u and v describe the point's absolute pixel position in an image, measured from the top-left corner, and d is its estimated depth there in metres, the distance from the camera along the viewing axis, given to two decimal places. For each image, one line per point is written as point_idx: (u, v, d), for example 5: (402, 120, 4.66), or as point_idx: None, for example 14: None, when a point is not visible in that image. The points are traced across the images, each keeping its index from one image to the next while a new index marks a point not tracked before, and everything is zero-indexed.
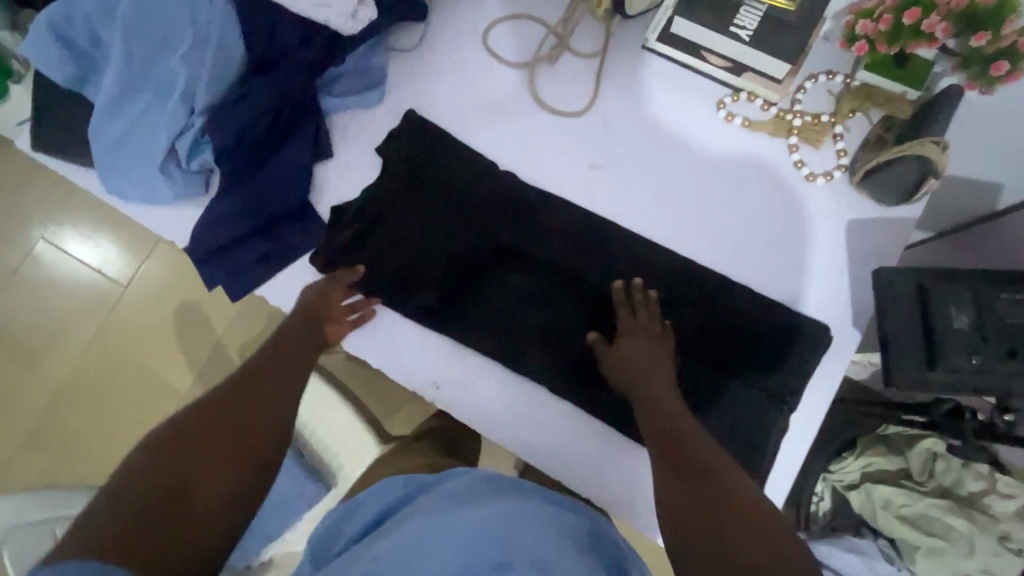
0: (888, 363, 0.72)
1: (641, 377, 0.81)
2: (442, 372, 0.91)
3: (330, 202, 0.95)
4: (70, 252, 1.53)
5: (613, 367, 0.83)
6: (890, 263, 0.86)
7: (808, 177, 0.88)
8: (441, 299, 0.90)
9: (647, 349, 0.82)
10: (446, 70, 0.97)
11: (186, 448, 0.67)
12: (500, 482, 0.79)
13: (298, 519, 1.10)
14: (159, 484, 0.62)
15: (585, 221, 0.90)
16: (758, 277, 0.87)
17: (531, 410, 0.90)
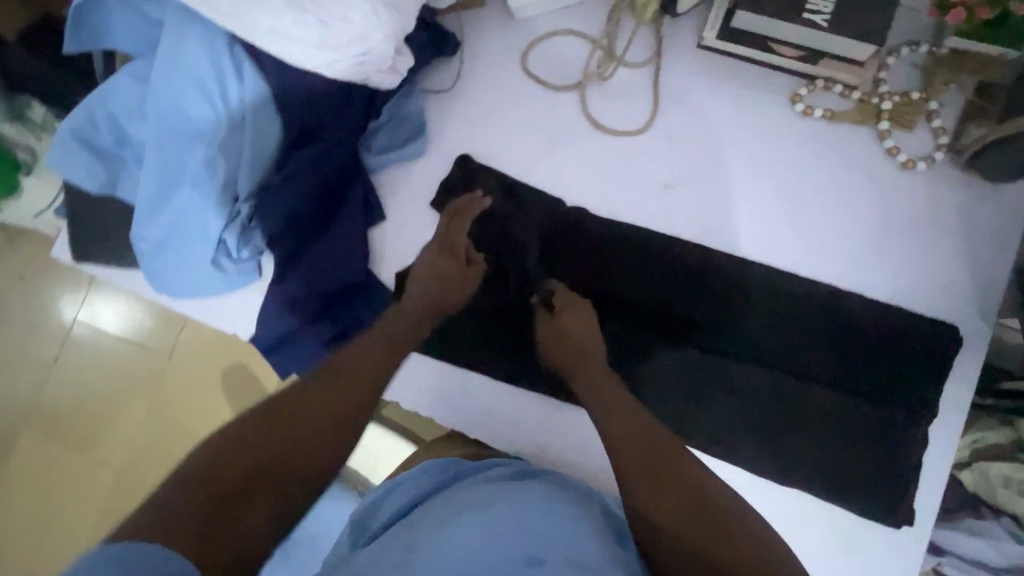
0: None
1: (579, 362, 0.73)
2: (542, 432, 0.84)
3: (391, 267, 0.89)
4: (105, 334, 1.38)
5: (559, 336, 0.76)
6: (1017, 246, 0.77)
7: (906, 165, 0.80)
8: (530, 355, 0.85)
9: (580, 330, 0.76)
10: (488, 105, 0.90)
11: (257, 435, 0.55)
12: (565, 477, 0.72)
13: None
14: (223, 474, 0.51)
15: (668, 247, 0.84)
16: (867, 281, 0.80)
17: None
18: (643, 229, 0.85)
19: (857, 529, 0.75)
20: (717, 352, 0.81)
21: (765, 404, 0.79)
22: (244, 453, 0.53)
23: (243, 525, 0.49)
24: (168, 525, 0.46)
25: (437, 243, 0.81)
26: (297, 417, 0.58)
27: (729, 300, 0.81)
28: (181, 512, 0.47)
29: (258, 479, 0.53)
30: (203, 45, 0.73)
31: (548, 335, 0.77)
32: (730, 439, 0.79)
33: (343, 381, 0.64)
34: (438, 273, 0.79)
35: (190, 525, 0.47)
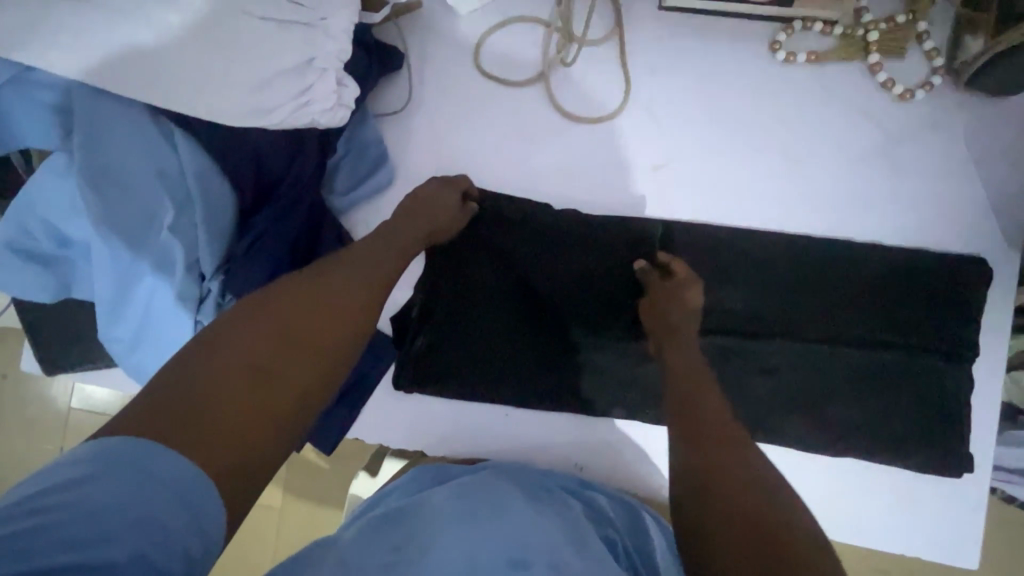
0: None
1: (677, 333, 0.69)
2: (579, 451, 0.81)
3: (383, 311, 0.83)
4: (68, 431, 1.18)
5: (666, 292, 0.72)
6: None
7: (903, 97, 0.75)
8: (554, 378, 0.80)
9: (682, 308, 0.71)
10: (449, 115, 0.83)
11: (272, 324, 0.54)
12: (545, 474, 0.73)
13: None
14: (236, 360, 0.50)
15: (669, 232, 0.78)
16: (884, 227, 0.76)
17: None
18: (640, 219, 0.79)
19: (913, 482, 0.74)
20: (744, 334, 0.76)
21: (801, 375, 0.75)
22: (261, 345, 0.52)
23: (262, 413, 0.48)
24: (172, 416, 0.44)
25: (435, 187, 0.76)
26: (312, 315, 0.56)
27: (743, 277, 0.77)
28: (190, 402, 0.46)
29: (275, 366, 0.51)
30: (124, 121, 0.66)
31: (652, 317, 0.72)
32: (772, 418, 0.76)
33: (331, 282, 0.60)
34: (432, 204, 0.74)
35: (204, 413, 0.45)
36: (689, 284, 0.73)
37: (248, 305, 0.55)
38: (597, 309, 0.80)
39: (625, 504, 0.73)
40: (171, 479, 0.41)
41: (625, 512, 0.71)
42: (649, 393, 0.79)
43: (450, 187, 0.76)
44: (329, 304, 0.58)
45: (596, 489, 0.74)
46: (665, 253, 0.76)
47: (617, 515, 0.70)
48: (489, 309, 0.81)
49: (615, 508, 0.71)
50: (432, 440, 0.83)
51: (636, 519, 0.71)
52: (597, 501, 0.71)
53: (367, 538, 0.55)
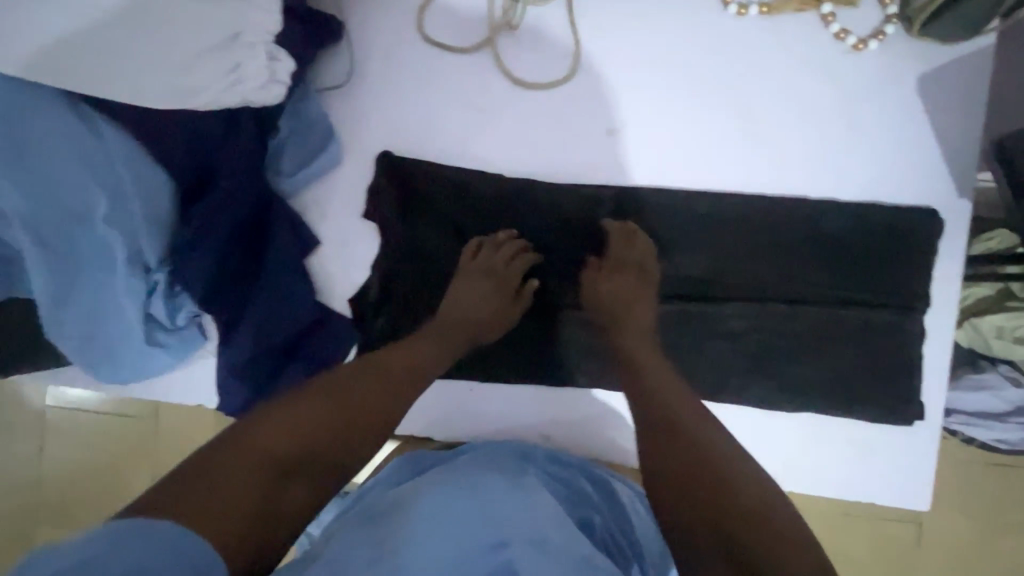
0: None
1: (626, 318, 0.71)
2: (548, 419, 0.80)
3: (341, 294, 0.81)
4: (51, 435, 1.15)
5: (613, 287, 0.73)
6: (981, 109, 0.72)
7: (856, 47, 0.73)
8: (522, 348, 0.80)
9: (638, 289, 0.73)
10: (395, 86, 0.79)
11: (305, 422, 0.56)
12: (528, 452, 0.71)
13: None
14: (261, 453, 0.52)
15: (625, 198, 0.77)
16: (842, 184, 0.75)
17: None
18: (598, 188, 0.77)
19: (872, 430, 0.75)
20: (705, 297, 0.76)
21: (761, 335, 0.76)
22: (290, 433, 0.55)
23: (278, 509, 0.50)
24: (196, 499, 0.47)
25: (474, 268, 0.76)
26: (340, 410, 0.58)
27: (702, 240, 0.76)
28: (213, 487, 0.48)
29: (298, 462, 0.53)
30: (42, 110, 0.62)
31: (608, 290, 0.73)
32: (734, 378, 0.76)
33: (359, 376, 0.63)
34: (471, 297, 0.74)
35: (222, 504, 0.47)
36: (633, 259, 0.74)
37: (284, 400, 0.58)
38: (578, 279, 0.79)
39: (603, 479, 0.71)
40: (181, 552, 0.43)
41: (603, 487, 0.71)
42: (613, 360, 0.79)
43: (491, 264, 0.75)
44: (358, 398, 0.60)
45: (576, 463, 0.72)
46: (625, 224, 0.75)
47: (596, 491, 0.70)
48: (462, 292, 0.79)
49: (594, 483, 0.71)
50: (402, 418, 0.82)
51: (611, 498, 0.70)
52: (579, 478, 0.70)
53: (355, 527, 0.52)
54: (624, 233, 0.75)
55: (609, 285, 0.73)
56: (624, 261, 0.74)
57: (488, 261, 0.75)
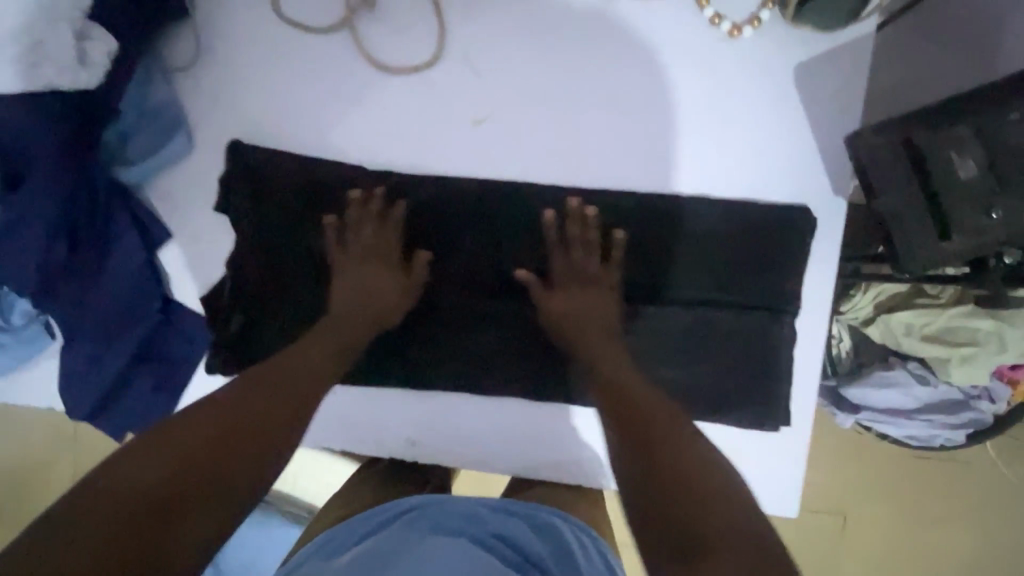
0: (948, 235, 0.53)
1: (583, 341, 0.68)
2: (412, 426, 0.78)
3: (195, 291, 0.77)
4: None
5: (554, 308, 0.70)
6: (858, 101, 0.69)
7: (731, 34, 0.69)
8: (389, 349, 0.77)
9: (597, 296, 0.70)
10: (245, 69, 0.73)
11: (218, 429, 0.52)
12: (483, 509, 0.68)
13: None
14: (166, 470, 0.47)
15: (488, 193, 0.73)
16: (714, 180, 0.71)
17: (531, 427, 0.77)
18: (459, 180, 0.73)
19: (738, 436, 0.73)
20: None
21: (629, 338, 0.73)
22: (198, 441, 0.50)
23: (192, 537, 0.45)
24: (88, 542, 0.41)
25: (349, 256, 0.73)
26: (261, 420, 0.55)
27: (571, 237, 0.73)
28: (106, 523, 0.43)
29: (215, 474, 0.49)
30: None
31: (564, 300, 0.70)
32: None
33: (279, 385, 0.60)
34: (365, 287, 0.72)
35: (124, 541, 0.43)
36: (586, 259, 0.71)
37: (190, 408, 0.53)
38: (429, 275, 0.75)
39: (555, 533, 0.66)
40: None
41: (557, 543, 0.64)
42: (474, 366, 0.76)
43: (359, 248, 0.73)
44: (278, 406, 0.57)
45: (531, 517, 0.68)
46: (574, 205, 0.71)
47: (549, 548, 0.64)
48: (319, 279, 0.75)
49: (548, 542, 0.65)
50: None
51: (562, 545, 0.65)
52: (532, 538, 0.65)
53: None
54: (581, 233, 0.71)
55: (567, 297, 0.71)
56: (574, 267, 0.71)
57: (382, 270, 0.73)
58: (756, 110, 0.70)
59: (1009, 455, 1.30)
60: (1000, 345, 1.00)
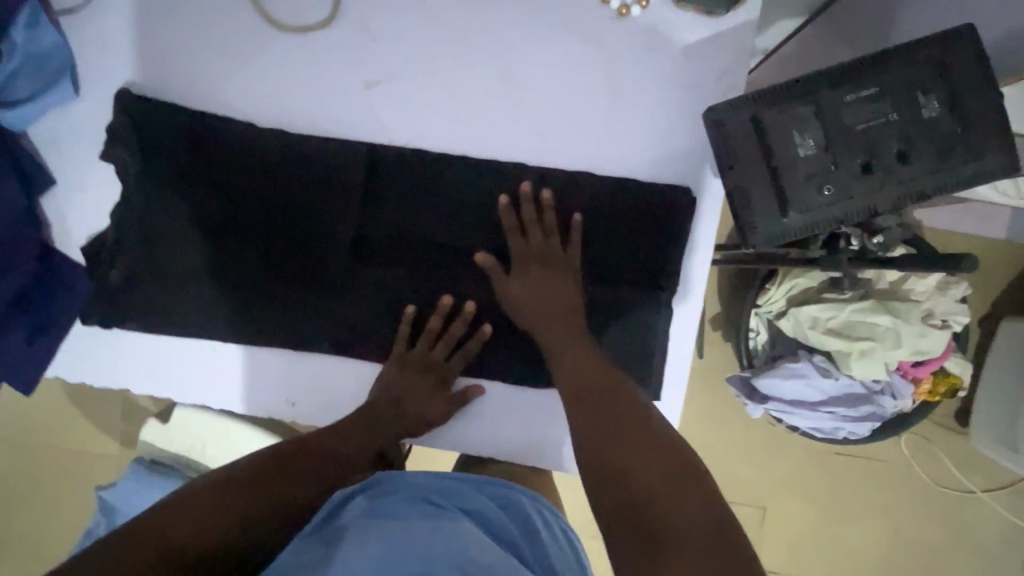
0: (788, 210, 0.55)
1: (581, 337, 0.69)
2: (292, 387, 0.76)
3: (78, 241, 0.76)
4: None
5: (516, 298, 0.70)
6: (740, 87, 0.71)
7: (620, 12, 0.70)
8: (314, 318, 0.74)
9: (552, 279, 0.70)
10: (138, 18, 0.72)
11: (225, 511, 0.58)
12: (451, 485, 0.67)
13: None
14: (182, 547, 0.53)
15: (379, 157, 0.73)
16: (602, 158, 0.73)
17: (478, 415, 0.76)
18: (351, 143, 0.73)
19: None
20: (455, 263, 0.74)
21: (512, 309, 0.74)
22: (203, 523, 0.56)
23: None
24: None
25: (410, 360, 0.73)
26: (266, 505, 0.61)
27: (461, 205, 0.73)
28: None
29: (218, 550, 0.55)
30: None
31: (522, 286, 0.70)
32: (487, 354, 0.75)
33: (298, 475, 0.65)
34: (403, 391, 0.73)
35: None
36: (545, 243, 0.71)
37: (208, 485, 0.59)
38: (344, 256, 0.74)
39: (521, 509, 0.68)
40: None
41: (522, 521, 0.67)
42: (360, 331, 0.74)
43: (422, 357, 0.73)
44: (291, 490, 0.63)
45: (492, 489, 0.69)
46: (543, 192, 0.71)
47: (517, 523, 0.66)
48: (380, 353, 0.75)
49: (514, 517, 0.67)
50: (134, 378, 0.77)
51: (523, 517, 0.67)
52: (502, 514, 0.66)
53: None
54: (537, 219, 0.71)
55: (528, 279, 0.70)
56: (532, 249, 0.71)
57: (439, 386, 0.73)
58: (644, 91, 0.71)
59: (919, 455, 1.35)
60: (895, 341, 1.05)
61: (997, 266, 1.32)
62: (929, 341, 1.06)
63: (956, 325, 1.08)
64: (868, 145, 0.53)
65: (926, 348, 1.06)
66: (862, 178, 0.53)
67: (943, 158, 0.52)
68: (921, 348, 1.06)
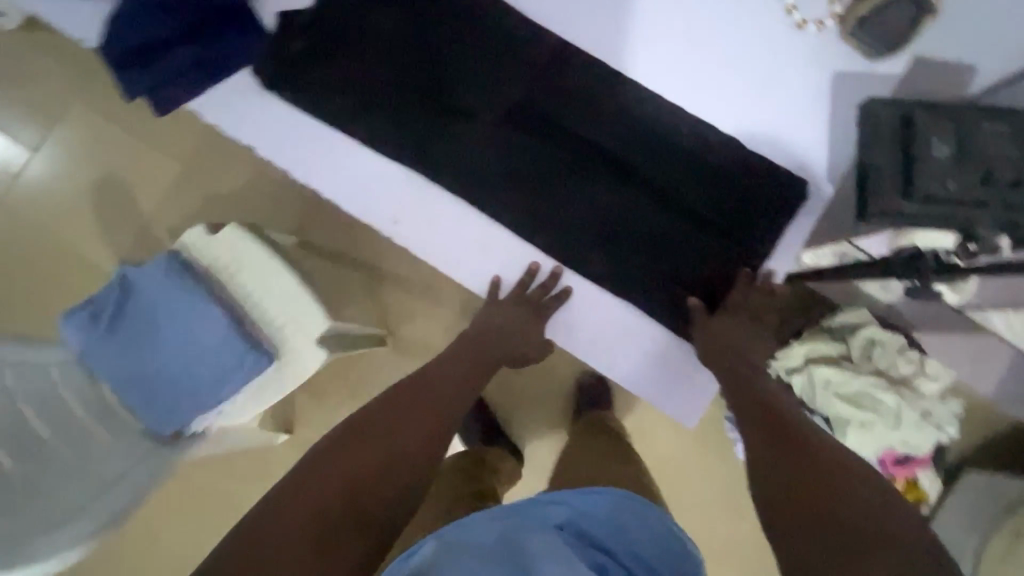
0: (907, 195, 0.64)
1: (741, 363, 0.76)
2: (403, 207, 0.82)
3: (271, 7, 0.81)
4: (51, 154, 1.49)
5: (715, 336, 0.78)
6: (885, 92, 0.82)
7: (799, 25, 0.82)
8: (453, 157, 0.81)
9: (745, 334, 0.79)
10: None
11: (359, 455, 0.64)
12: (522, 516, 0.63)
13: (217, 363, 1.02)
14: (314, 495, 0.60)
15: (560, 52, 0.82)
16: (740, 129, 0.84)
17: (580, 306, 0.84)
18: (543, 30, 0.82)
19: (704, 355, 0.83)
20: (588, 163, 0.82)
21: (623, 220, 0.82)
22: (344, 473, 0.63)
23: (316, 544, 0.57)
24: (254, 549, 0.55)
25: (505, 302, 0.82)
26: (390, 443, 0.66)
27: (615, 118, 0.82)
28: (264, 538, 0.56)
29: (355, 498, 0.61)
30: None
31: (720, 329, 0.78)
32: (583, 251, 0.83)
33: (420, 406, 0.71)
34: (506, 327, 0.81)
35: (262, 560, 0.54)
36: (755, 321, 0.81)
37: (343, 435, 0.66)
38: (501, 119, 0.81)
39: (619, 515, 0.66)
40: None
41: (617, 528, 0.65)
42: (486, 185, 0.81)
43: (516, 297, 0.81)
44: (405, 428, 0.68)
45: (590, 498, 0.67)
46: (750, 276, 0.81)
47: (613, 529, 0.65)
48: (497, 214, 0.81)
49: (610, 526, 0.65)
50: (266, 145, 0.81)
51: (623, 522, 0.65)
52: (594, 520, 0.65)
53: None
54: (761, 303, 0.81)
55: (732, 327, 0.79)
56: (748, 319, 0.80)
57: (539, 322, 0.81)
58: (796, 93, 0.83)
59: None
60: (893, 422, 1.14)
61: (987, 418, 1.42)
62: (920, 434, 1.15)
63: (945, 432, 1.18)
64: (990, 166, 0.63)
65: (915, 440, 1.15)
66: (980, 189, 0.63)
67: None
68: (911, 439, 1.15)
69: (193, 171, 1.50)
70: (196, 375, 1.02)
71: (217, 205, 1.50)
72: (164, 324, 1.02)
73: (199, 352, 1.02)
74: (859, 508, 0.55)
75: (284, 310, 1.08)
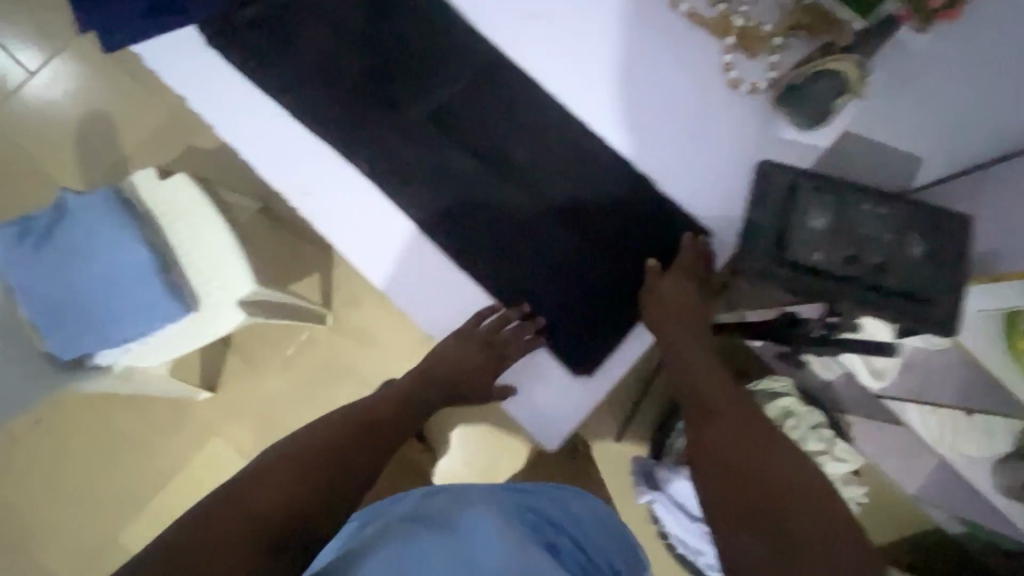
0: (778, 261, 0.65)
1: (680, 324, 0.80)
2: (316, 182, 0.84)
3: None
4: (46, 80, 1.55)
5: (661, 299, 0.79)
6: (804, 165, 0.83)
7: (733, 84, 0.84)
8: (374, 146, 0.84)
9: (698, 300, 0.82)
10: None
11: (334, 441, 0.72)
12: (491, 491, 0.75)
13: (134, 303, 1.05)
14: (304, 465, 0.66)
15: (497, 68, 0.85)
16: (656, 170, 0.84)
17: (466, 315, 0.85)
18: (487, 44, 0.85)
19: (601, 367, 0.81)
20: (503, 176, 0.84)
21: (525, 236, 0.83)
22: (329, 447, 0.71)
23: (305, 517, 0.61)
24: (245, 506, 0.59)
25: (474, 336, 0.84)
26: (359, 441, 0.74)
27: (538, 139, 0.84)
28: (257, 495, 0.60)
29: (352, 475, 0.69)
30: None
31: (672, 287, 0.79)
32: (481, 260, 0.83)
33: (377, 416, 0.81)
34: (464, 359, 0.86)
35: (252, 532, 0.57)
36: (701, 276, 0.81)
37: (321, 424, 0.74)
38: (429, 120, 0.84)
39: (581, 507, 0.79)
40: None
41: (568, 512, 0.77)
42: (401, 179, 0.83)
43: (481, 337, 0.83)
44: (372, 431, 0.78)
45: (550, 491, 0.79)
46: (698, 232, 0.81)
47: (577, 519, 0.78)
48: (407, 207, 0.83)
49: (568, 514, 0.77)
50: (201, 100, 0.85)
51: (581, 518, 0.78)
52: (553, 504, 0.77)
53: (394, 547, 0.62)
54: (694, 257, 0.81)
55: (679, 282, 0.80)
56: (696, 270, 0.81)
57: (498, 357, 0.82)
58: (715, 146, 0.84)
59: None
60: None
61: (906, 514, 1.39)
62: None
63: None
64: (861, 247, 0.65)
65: None
66: (845, 267, 0.64)
67: (906, 288, 0.64)
68: None
69: (177, 121, 1.54)
70: (112, 310, 1.05)
71: (193, 158, 1.53)
72: (93, 255, 1.05)
73: (119, 288, 1.05)
74: (801, 500, 0.59)
75: (212, 267, 1.10)
